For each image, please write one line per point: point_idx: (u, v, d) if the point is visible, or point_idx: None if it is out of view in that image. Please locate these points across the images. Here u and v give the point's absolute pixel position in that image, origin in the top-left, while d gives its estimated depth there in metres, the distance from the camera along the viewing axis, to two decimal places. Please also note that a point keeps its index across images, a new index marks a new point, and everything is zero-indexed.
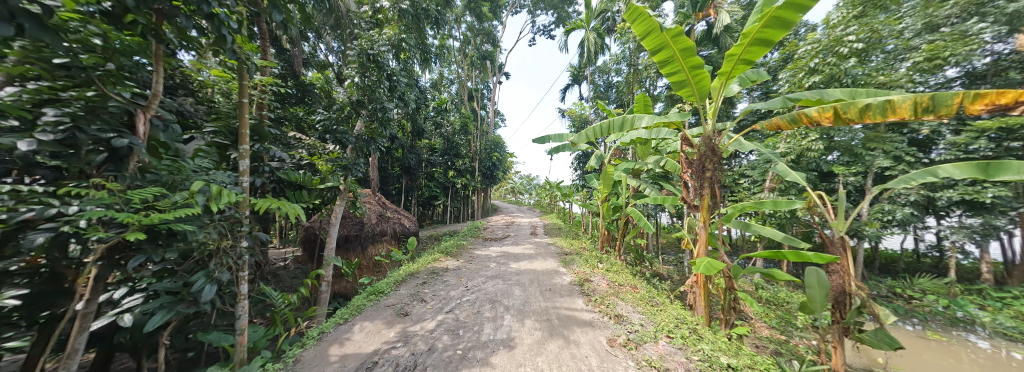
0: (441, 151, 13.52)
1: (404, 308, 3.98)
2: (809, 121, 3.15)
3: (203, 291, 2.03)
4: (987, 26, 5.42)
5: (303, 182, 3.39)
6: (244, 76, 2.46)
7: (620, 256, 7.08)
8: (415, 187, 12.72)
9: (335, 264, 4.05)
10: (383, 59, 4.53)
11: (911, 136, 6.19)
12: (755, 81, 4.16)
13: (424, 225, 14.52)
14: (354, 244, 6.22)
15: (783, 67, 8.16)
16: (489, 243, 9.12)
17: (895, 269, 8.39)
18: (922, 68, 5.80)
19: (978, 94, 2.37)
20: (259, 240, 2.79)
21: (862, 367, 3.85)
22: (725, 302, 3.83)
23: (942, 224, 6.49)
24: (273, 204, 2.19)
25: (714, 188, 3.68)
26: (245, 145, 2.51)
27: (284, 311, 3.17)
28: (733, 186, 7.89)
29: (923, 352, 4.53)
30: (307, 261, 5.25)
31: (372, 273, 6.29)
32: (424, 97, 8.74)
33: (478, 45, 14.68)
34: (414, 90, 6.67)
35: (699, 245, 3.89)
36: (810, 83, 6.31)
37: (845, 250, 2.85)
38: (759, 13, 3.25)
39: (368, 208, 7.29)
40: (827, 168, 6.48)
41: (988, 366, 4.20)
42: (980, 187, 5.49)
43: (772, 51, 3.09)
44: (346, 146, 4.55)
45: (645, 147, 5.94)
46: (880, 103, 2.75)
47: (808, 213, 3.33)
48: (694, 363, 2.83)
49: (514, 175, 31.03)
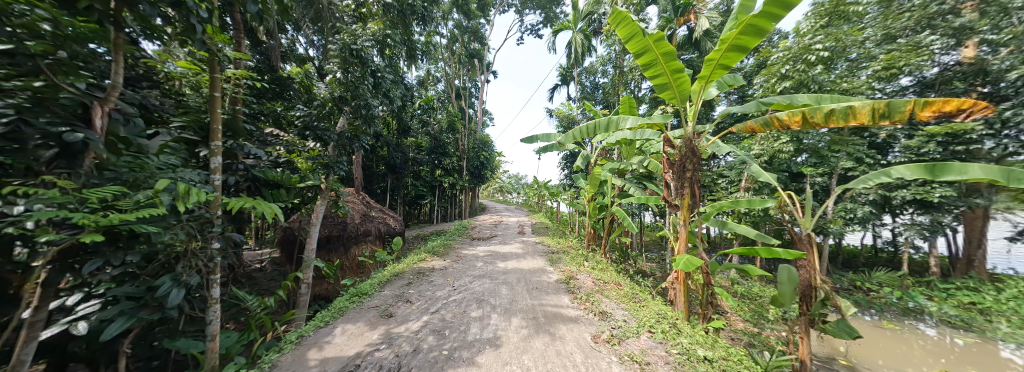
0: (428, 149, 13.33)
1: (389, 309, 3.91)
2: (780, 125, 3.29)
3: (169, 297, 1.91)
4: (937, 38, 5.91)
5: (282, 181, 3.24)
6: (216, 68, 2.33)
7: (605, 254, 7.23)
8: (401, 186, 12.49)
9: (316, 265, 3.92)
10: (367, 54, 4.42)
11: (871, 140, 6.66)
12: (731, 85, 4.34)
13: (410, 225, 14.28)
14: (336, 244, 6.04)
15: (758, 72, 8.58)
16: (477, 242, 9.09)
17: (856, 264, 9.01)
18: (880, 76, 6.25)
19: (927, 102, 2.59)
20: (233, 241, 2.67)
21: (825, 356, 4.14)
22: (703, 297, 4.00)
23: (897, 221, 7.03)
24: (248, 204, 2.09)
25: (693, 188, 3.84)
26: (217, 142, 2.39)
27: (260, 316, 3.04)
28: (712, 186, 8.23)
29: (880, 340, 4.91)
30: (286, 263, 5.05)
31: (356, 274, 6.15)
32: (410, 94, 8.55)
33: (465, 43, 14.54)
34: (400, 87, 6.56)
35: (680, 243, 4.04)
36: (781, 88, 6.67)
37: (811, 246, 3.02)
38: (735, 20, 3.40)
39: (351, 208, 7.08)
40: (797, 169, 6.87)
41: (936, 352, 4.58)
42: (929, 187, 5.99)
43: (748, 57, 3.24)
44: (328, 144, 4.40)
45: (630, 147, 6.10)
46: (843, 109, 2.95)
47: (778, 212, 3.51)
48: (673, 356, 2.94)
49: (502, 174, 31.01)
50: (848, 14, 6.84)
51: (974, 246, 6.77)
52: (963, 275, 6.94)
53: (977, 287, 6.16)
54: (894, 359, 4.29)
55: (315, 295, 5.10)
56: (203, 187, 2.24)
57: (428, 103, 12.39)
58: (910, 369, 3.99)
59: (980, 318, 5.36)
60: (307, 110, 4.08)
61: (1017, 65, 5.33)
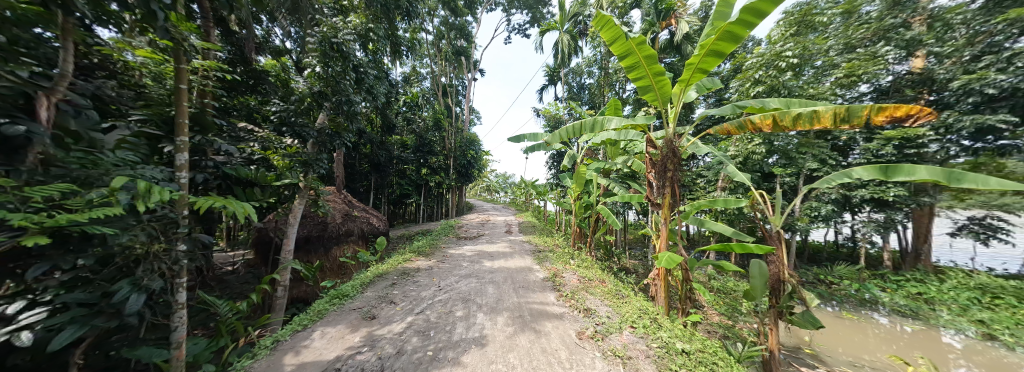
0: (414, 147, 13.09)
1: (371, 311, 3.81)
2: (753, 128, 3.47)
3: (128, 302, 1.77)
4: (891, 49, 6.38)
5: (255, 179, 3.07)
6: (181, 59, 2.19)
7: (591, 252, 7.37)
8: (385, 185, 12.18)
9: (294, 266, 3.77)
10: (349, 48, 4.28)
11: (834, 142, 7.10)
12: (710, 89, 4.51)
13: (395, 224, 13.98)
14: (316, 245, 5.81)
15: (734, 77, 8.99)
16: (464, 242, 9.02)
17: (820, 258, 9.64)
18: (842, 83, 6.62)
19: (881, 107, 2.80)
20: (202, 243, 2.52)
21: (792, 345, 4.41)
22: (682, 293, 4.16)
23: (856, 219, 7.57)
24: (217, 203, 1.97)
25: (674, 188, 3.97)
26: (183, 137, 2.24)
27: (231, 321, 2.88)
28: (692, 185, 8.56)
29: (840, 330, 5.27)
30: (261, 265, 4.81)
31: (337, 275, 5.96)
32: (395, 91, 8.36)
33: (452, 40, 14.33)
34: (384, 83, 6.40)
35: (661, 240, 4.17)
36: (755, 93, 7.02)
37: (780, 243, 3.21)
38: (712, 27, 3.55)
39: (333, 207, 6.85)
40: (769, 169, 7.27)
41: (888, 339, 4.97)
42: (885, 187, 6.47)
43: (725, 62, 3.37)
44: (307, 141, 4.23)
45: (615, 148, 6.25)
46: (808, 113, 3.14)
47: (751, 210, 3.69)
48: (653, 350, 3.04)
49: (489, 173, 30.90)
50: (814, 23, 7.27)
51: (921, 240, 7.39)
52: (912, 267, 7.56)
53: (924, 278, 6.75)
54: (852, 346, 4.62)
55: (293, 298, 4.90)
56: (167, 184, 2.10)
57: (412, 100, 12.15)
58: (867, 355, 4.31)
59: (926, 307, 5.88)
60: (281, 105, 3.88)
61: (959, 75, 5.85)
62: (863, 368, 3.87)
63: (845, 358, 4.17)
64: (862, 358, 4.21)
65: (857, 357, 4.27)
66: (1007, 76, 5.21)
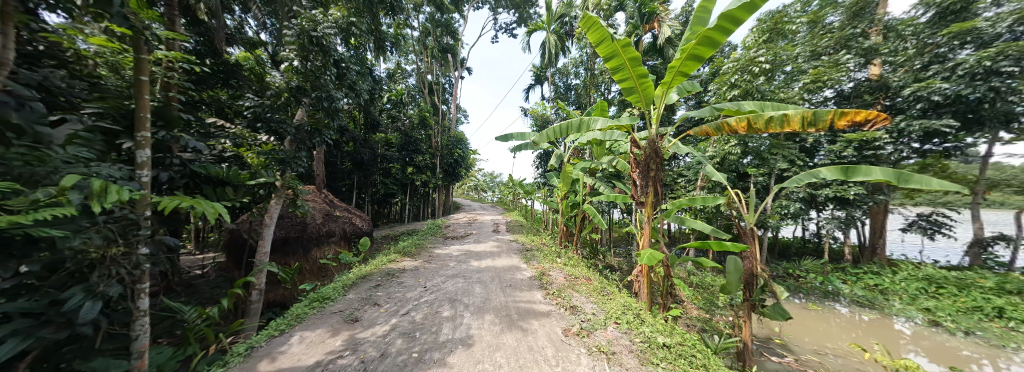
0: (399, 146, 12.83)
1: (354, 314, 3.71)
2: (729, 130, 3.63)
3: (83, 310, 1.64)
4: (852, 57, 6.80)
5: (227, 177, 2.91)
6: (142, 48, 2.04)
7: (577, 250, 7.50)
8: (369, 184, 11.86)
9: (270, 269, 3.60)
10: (329, 42, 4.13)
11: (802, 144, 7.53)
12: (690, 91, 4.67)
13: (379, 224, 13.65)
14: (294, 247, 5.58)
15: (712, 80, 9.38)
16: (451, 241, 8.93)
17: (789, 253, 10.24)
18: (809, 88, 6.99)
19: (844, 112, 3.01)
20: (166, 246, 2.36)
21: (763, 336, 4.66)
22: (664, 288, 4.30)
23: (821, 216, 8.08)
24: (185, 203, 1.87)
25: (656, 187, 4.09)
26: (144, 132, 2.10)
27: (199, 328, 2.71)
28: (673, 184, 8.85)
29: (807, 320, 5.62)
30: (234, 268, 4.57)
31: (317, 278, 5.75)
32: (379, 88, 8.15)
33: (439, 36, 14.10)
34: (367, 79, 6.22)
35: (644, 238, 4.29)
36: (731, 96, 7.35)
37: (754, 239, 3.37)
38: (692, 32, 3.67)
39: (313, 207, 6.60)
40: (743, 169, 7.65)
41: (848, 327, 5.36)
42: (847, 186, 6.92)
43: (703, 66, 3.50)
44: (284, 138, 4.05)
45: (600, 147, 6.36)
46: (779, 116, 3.33)
47: (727, 208, 3.85)
48: (636, 345, 3.13)
49: (477, 172, 30.71)
50: (784, 31, 7.69)
51: (877, 236, 7.97)
52: (868, 260, 8.17)
53: (879, 271, 7.30)
54: (817, 335, 4.94)
55: (268, 302, 4.68)
56: (126, 183, 1.95)
57: (397, 97, 11.89)
58: (829, 344, 4.62)
59: (881, 297, 6.38)
60: (253, 100, 3.67)
61: (910, 83, 6.37)
62: (825, 356, 4.15)
63: (810, 347, 4.46)
64: (825, 346, 4.51)
65: (821, 345, 4.57)
66: (949, 85, 5.72)
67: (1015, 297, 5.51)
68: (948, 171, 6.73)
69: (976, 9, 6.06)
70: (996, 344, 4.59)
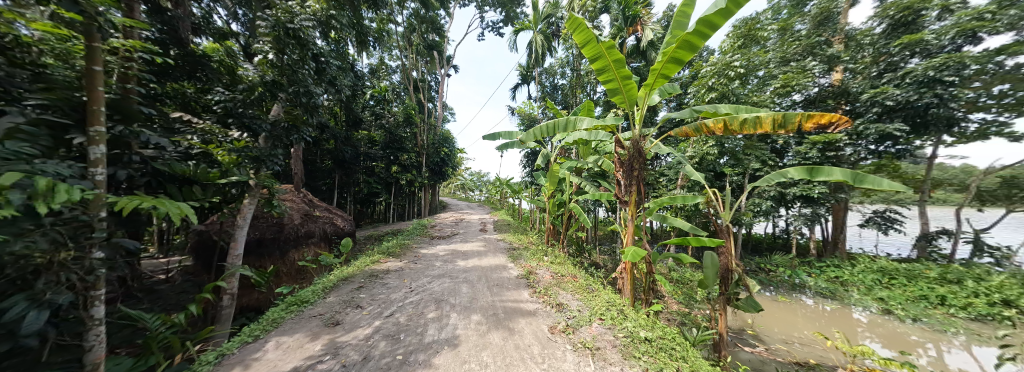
0: (383, 144, 12.50)
1: (335, 317, 3.59)
2: (708, 131, 3.77)
3: (26, 321, 1.50)
4: (818, 63, 7.21)
5: (194, 176, 2.74)
6: (94, 36, 1.88)
7: (563, 248, 7.60)
8: (351, 183, 11.49)
9: (243, 272, 3.41)
10: (307, 35, 3.96)
11: (773, 145, 7.95)
12: (671, 93, 4.82)
13: (362, 224, 13.30)
14: (270, 248, 5.32)
15: (691, 83, 9.73)
16: (436, 241, 8.81)
17: (761, 248, 10.83)
18: (779, 93, 7.34)
19: (810, 115, 3.20)
20: (125, 249, 2.19)
21: (737, 327, 4.91)
22: (646, 284, 4.43)
23: (790, 213, 8.58)
24: (145, 203, 1.75)
25: (639, 186, 4.20)
26: (98, 127, 1.94)
27: (163, 337, 2.54)
28: (655, 183, 9.13)
29: (776, 311, 5.98)
30: (203, 272, 4.30)
31: (295, 280, 5.52)
32: (361, 85, 7.89)
33: (424, 33, 13.84)
34: (348, 74, 6.01)
35: (628, 235, 4.39)
36: (708, 99, 7.64)
37: (729, 236, 3.53)
38: (673, 36, 3.79)
39: (290, 207, 6.32)
40: (720, 169, 8.00)
41: (812, 317, 5.74)
42: (812, 185, 7.35)
43: (683, 69, 3.62)
44: (258, 135, 3.86)
45: (586, 147, 6.47)
46: (753, 119, 3.50)
47: (706, 206, 4.00)
48: (620, 340, 3.21)
49: (464, 171, 30.50)
50: (757, 38, 8.08)
51: (839, 231, 8.50)
52: (831, 254, 8.75)
53: (840, 263, 7.84)
54: (785, 325, 5.26)
55: (241, 307, 4.44)
56: (77, 182, 1.80)
57: (380, 94, 11.56)
58: (796, 333, 4.92)
59: (841, 288, 6.85)
60: (223, 93, 3.47)
61: (868, 89, 6.87)
62: (793, 344, 4.42)
63: (779, 336, 4.74)
64: (793, 335, 4.80)
65: (789, 334, 4.86)
66: (901, 91, 6.22)
67: (956, 286, 6.07)
68: (900, 171, 7.33)
69: (923, 22, 6.56)
70: (939, 329, 5.04)
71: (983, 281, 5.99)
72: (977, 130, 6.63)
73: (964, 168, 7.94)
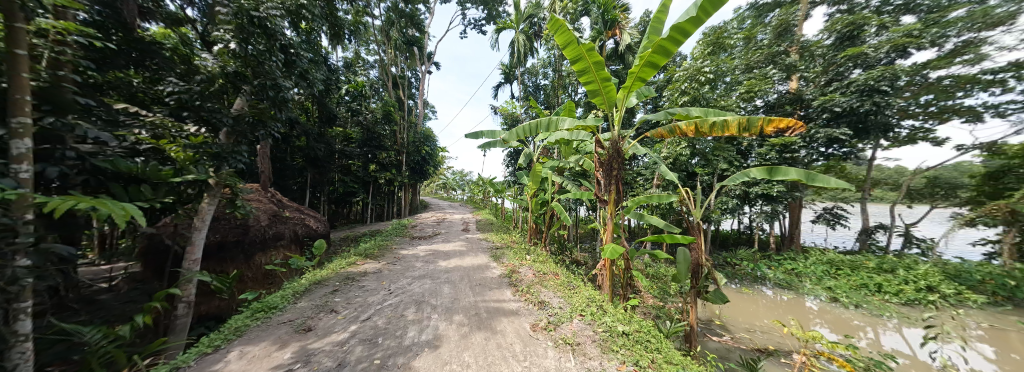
0: (360, 142, 12.05)
1: (306, 323, 3.42)
2: (681, 133, 3.96)
3: None
4: (777, 72, 7.79)
5: (144, 174, 2.49)
6: (17, 16, 1.65)
7: (545, 247, 7.69)
8: (325, 182, 10.97)
9: (201, 278, 3.16)
10: (275, 25, 3.77)
11: (739, 147, 8.49)
12: (647, 96, 5.01)
13: (337, 225, 12.74)
14: (232, 252, 4.95)
15: (666, 87, 10.18)
16: (417, 241, 8.62)
17: (728, 243, 11.55)
18: (744, 98, 7.85)
19: (771, 119, 3.44)
20: (57, 256, 1.96)
21: (706, 318, 5.21)
22: (623, 280, 4.59)
23: (753, 210, 9.22)
24: (83, 205, 1.58)
25: (618, 186, 4.32)
26: (23, 119, 1.72)
27: (105, 351, 2.29)
28: (633, 182, 9.49)
29: (740, 302, 6.41)
30: (155, 279, 3.93)
31: (262, 286, 5.18)
32: (335, 79, 7.54)
33: (403, 27, 13.44)
34: (321, 68, 5.72)
35: (607, 233, 4.51)
36: (681, 102, 8.02)
37: (700, 232, 3.72)
38: (648, 41, 3.94)
39: (256, 208, 5.92)
40: (692, 169, 8.43)
41: (771, 306, 6.22)
42: (771, 184, 7.94)
43: (658, 73, 3.77)
44: (219, 130, 3.58)
45: (567, 147, 6.59)
46: (721, 122, 3.72)
47: (679, 204, 4.19)
48: (599, 334, 3.31)
49: (446, 170, 30.12)
50: (724, 45, 8.60)
51: (796, 226, 9.23)
52: (787, 247, 9.49)
53: (795, 256, 8.53)
54: (748, 315, 5.66)
55: (198, 316, 4.10)
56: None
57: (356, 90, 11.11)
58: (757, 322, 5.30)
59: (797, 279, 7.44)
60: (178, 84, 3.15)
61: (819, 96, 7.51)
62: (754, 332, 4.76)
63: (742, 325, 5.07)
64: (754, 324, 5.17)
65: (751, 323, 5.23)
66: (846, 99, 6.85)
67: (891, 274, 6.79)
68: (846, 172, 8.09)
69: (864, 36, 7.26)
70: (876, 314, 5.62)
71: (911, 270, 6.76)
72: (908, 136, 7.45)
73: (897, 169, 8.91)
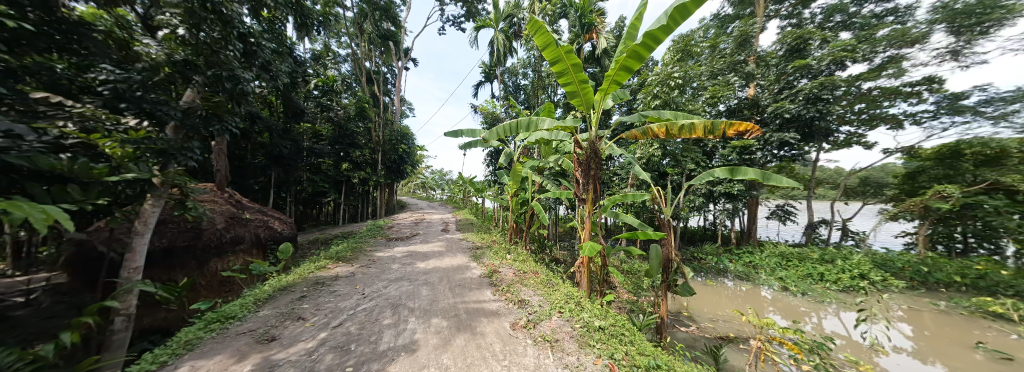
0: (331, 139, 11.47)
1: (270, 333, 3.20)
2: (653, 135, 4.15)
3: None
4: (738, 79, 8.40)
5: (71, 173, 2.19)
6: None
7: (525, 245, 7.76)
8: (292, 182, 10.30)
9: (145, 288, 2.84)
10: (231, 11, 3.52)
11: (705, 148, 9.04)
12: (623, 99, 5.18)
13: (306, 227, 12.02)
14: (182, 258, 4.50)
15: (639, 90, 10.63)
16: (393, 243, 8.34)
17: (695, 239, 12.31)
18: (709, 102, 8.38)
19: (732, 123, 3.71)
20: None
21: (676, 310, 5.51)
22: (600, 276, 4.73)
23: (717, 208, 9.88)
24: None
25: (595, 185, 4.43)
26: None
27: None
28: (609, 182, 9.82)
29: (706, 294, 6.85)
30: (86, 290, 3.48)
31: (219, 294, 4.76)
32: (302, 72, 7.10)
33: (378, 21, 12.90)
34: (286, 60, 5.36)
35: (585, 231, 4.61)
36: (654, 105, 8.42)
37: (670, 229, 3.91)
38: (624, 46, 4.07)
39: (211, 209, 5.43)
40: (663, 169, 8.87)
41: (733, 297, 6.70)
42: (731, 183, 8.54)
43: (632, 77, 3.91)
44: (165, 123, 3.23)
45: (547, 147, 6.67)
46: (689, 125, 3.95)
47: (652, 203, 4.38)
48: (577, 330, 3.38)
49: (424, 169, 29.45)
50: (691, 52, 9.12)
51: (753, 222, 9.98)
52: (746, 242, 10.27)
53: (753, 250, 9.24)
54: (712, 305, 6.07)
55: (140, 330, 3.68)
56: None
57: (326, 84, 10.52)
58: (720, 312, 5.69)
59: (754, 271, 8.06)
60: (116, 73, 2.74)
61: (773, 103, 8.19)
62: (717, 322, 5.10)
63: (707, 316, 5.42)
64: (717, 314, 5.54)
65: (714, 313, 5.60)
66: (794, 107, 7.55)
67: (832, 264, 7.58)
68: (795, 172, 8.90)
69: (809, 49, 8.02)
70: (819, 300, 6.25)
71: (847, 260, 7.56)
72: (845, 140, 8.33)
73: (836, 169, 9.95)
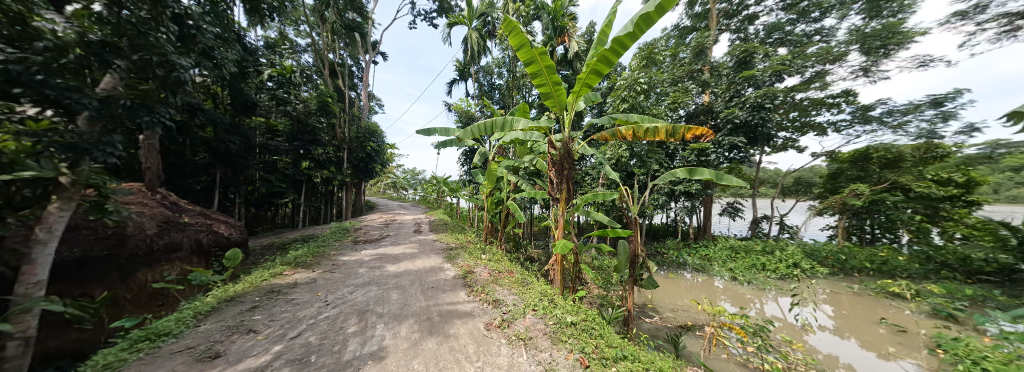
0: (289, 135, 10.57)
1: (214, 349, 2.88)
2: (621, 137, 4.34)
3: None
4: (695, 87, 9.08)
5: None
6: None
7: (500, 245, 7.75)
8: (242, 181, 9.34)
9: (52, 305, 2.41)
10: None
11: (668, 150, 9.65)
12: (594, 102, 5.37)
13: (259, 230, 10.96)
14: (103, 269, 3.89)
15: (609, 93, 11.08)
16: (361, 246, 7.90)
17: (659, 234, 13.09)
18: (671, 107, 8.96)
19: (689, 127, 4.00)
20: None
21: (642, 302, 5.82)
22: (573, 273, 4.85)
23: (678, 205, 10.60)
24: None
25: (568, 185, 4.53)
26: None
27: None
28: (581, 181, 10.15)
29: (667, 286, 7.33)
30: None
31: (149, 309, 4.17)
32: (253, 62, 6.47)
33: (342, 10, 12.14)
34: (233, 46, 4.86)
35: (558, 229, 4.70)
36: (622, 108, 8.83)
37: (636, 226, 4.12)
38: (595, 51, 4.22)
39: (140, 213, 4.75)
40: (631, 168, 9.33)
41: (690, 287, 7.25)
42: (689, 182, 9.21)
43: (602, 81, 4.07)
44: (78, 114, 2.76)
45: (522, 147, 6.71)
46: (652, 128, 4.18)
47: (621, 201, 4.58)
48: (551, 327, 3.44)
49: (395, 168, 28.28)
50: (655, 60, 9.70)
51: (709, 218, 10.84)
52: (702, 236, 11.15)
53: (708, 244, 10.05)
54: (673, 296, 6.51)
55: (44, 355, 3.11)
56: None
57: (283, 75, 9.70)
58: (680, 302, 6.13)
59: (708, 263, 8.76)
60: (5, 51, 2.24)
61: (725, 109, 8.99)
62: (678, 311, 5.49)
63: (669, 306, 5.81)
64: (678, 304, 5.96)
65: (675, 304, 6.01)
66: (743, 113, 8.33)
67: (772, 255, 8.49)
68: (743, 173, 9.82)
69: (754, 62, 8.90)
70: (762, 288, 6.96)
71: (785, 251, 8.51)
72: (784, 144, 9.36)
73: (776, 170, 11.13)
